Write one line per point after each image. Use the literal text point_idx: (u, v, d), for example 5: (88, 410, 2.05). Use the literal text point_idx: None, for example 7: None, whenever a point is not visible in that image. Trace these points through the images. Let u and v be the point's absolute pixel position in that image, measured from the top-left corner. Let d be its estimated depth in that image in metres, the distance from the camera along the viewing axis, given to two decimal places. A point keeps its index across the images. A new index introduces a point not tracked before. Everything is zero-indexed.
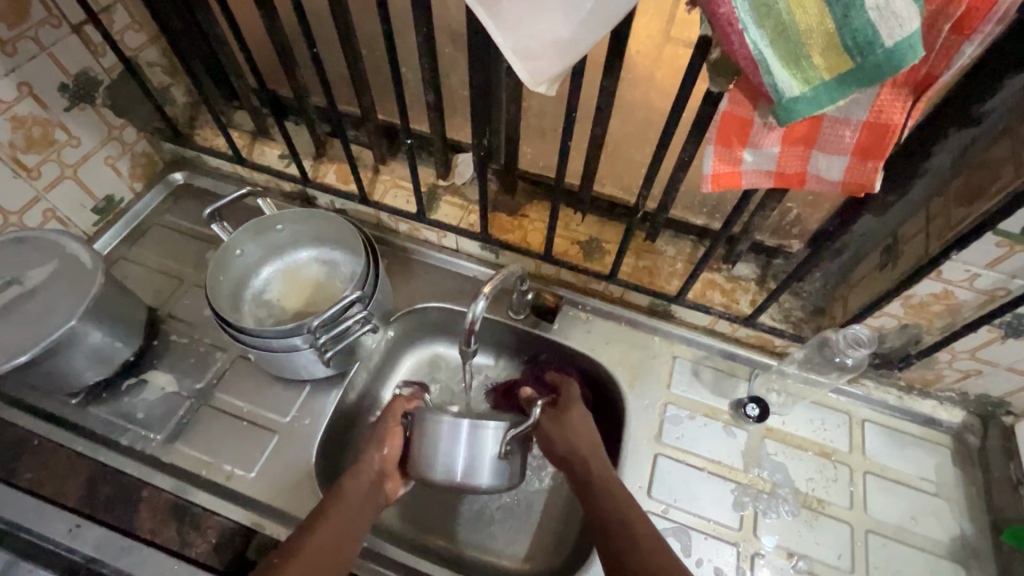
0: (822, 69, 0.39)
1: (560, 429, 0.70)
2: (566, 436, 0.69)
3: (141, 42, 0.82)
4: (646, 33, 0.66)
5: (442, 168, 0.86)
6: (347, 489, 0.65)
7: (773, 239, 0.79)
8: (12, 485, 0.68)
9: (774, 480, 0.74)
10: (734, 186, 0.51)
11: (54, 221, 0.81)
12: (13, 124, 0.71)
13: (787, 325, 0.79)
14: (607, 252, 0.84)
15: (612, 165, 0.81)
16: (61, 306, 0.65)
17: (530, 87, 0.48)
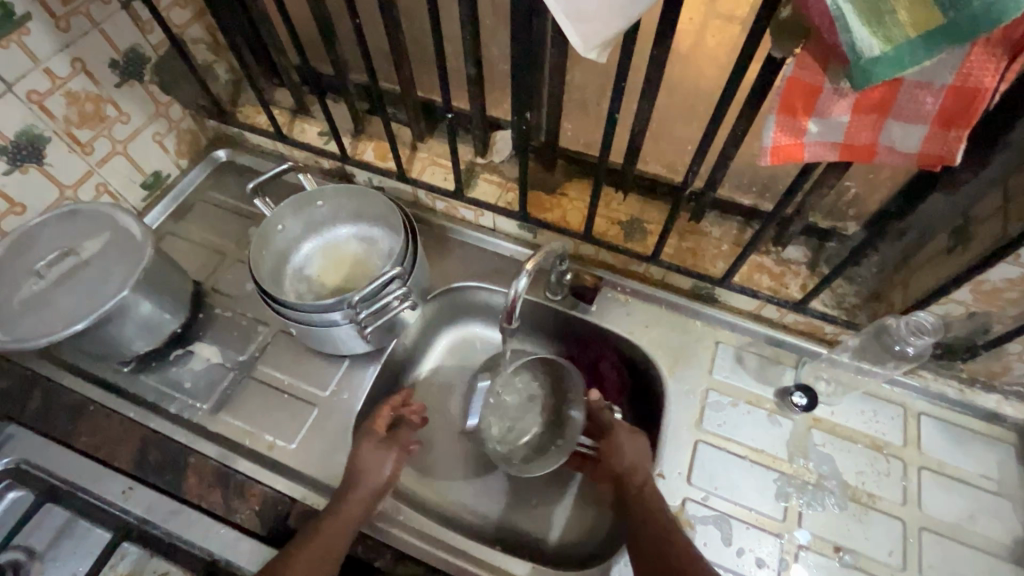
0: (908, 26, 0.36)
1: (630, 448, 0.69)
2: (627, 454, 0.69)
3: (186, 19, 0.83)
4: None
5: (480, 145, 0.85)
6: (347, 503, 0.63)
7: (827, 221, 0.75)
8: (70, 447, 0.71)
9: (820, 471, 0.71)
10: (796, 158, 0.48)
11: (106, 195, 0.84)
12: (67, 99, 0.73)
13: (840, 311, 0.75)
14: (649, 233, 0.81)
15: (657, 142, 0.77)
16: (114, 277, 0.67)
17: (581, 52, 0.46)
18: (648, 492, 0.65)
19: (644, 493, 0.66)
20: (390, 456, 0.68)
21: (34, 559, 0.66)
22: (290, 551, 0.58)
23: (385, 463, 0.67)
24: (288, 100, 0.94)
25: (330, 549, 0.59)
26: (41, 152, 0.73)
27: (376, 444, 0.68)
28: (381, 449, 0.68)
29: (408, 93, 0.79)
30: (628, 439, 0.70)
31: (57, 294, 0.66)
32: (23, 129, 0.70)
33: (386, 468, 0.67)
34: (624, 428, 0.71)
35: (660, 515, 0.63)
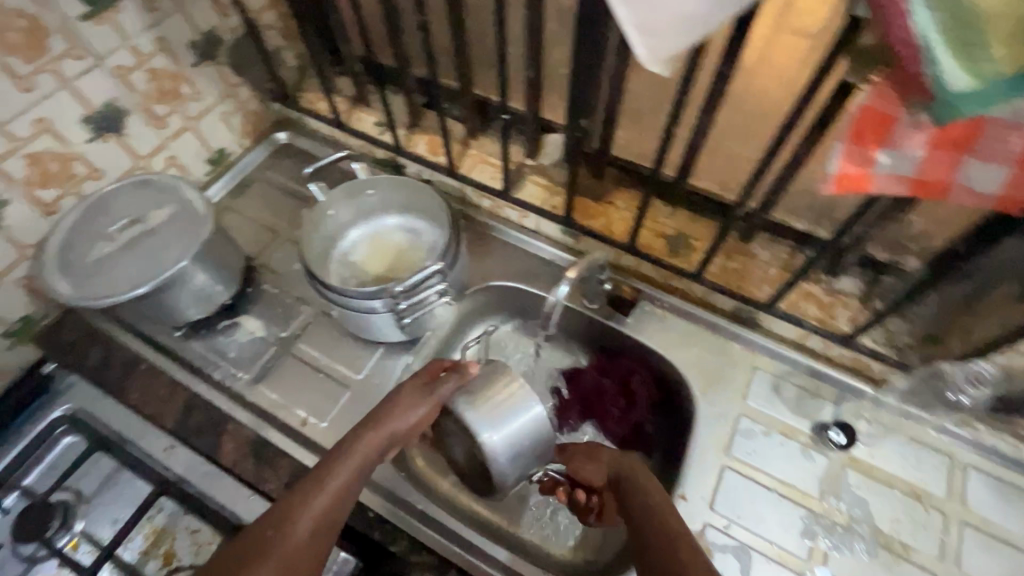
0: (1003, 62, 0.34)
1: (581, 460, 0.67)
2: (591, 467, 0.66)
3: (262, 4, 0.86)
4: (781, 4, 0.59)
5: (530, 147, 0.85)
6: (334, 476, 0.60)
7: (886, 254, 0.71)
8: (122, 401, 0.75)
9: (852, 514, 0.68)
10: (862, 189, 0.47)
11: (174, 167, 0.88)
12: (149, 75, 0.78)
13: (891, 350, 0.72)
14: (694, 249, 0.80)
15: (712, 157, 0.75)
16: (176, 247, 0.71)
17: (645, 65, 0.45)
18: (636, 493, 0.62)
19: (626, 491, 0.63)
20: (420, 408, 0.64)
21: (81, 502, 0.71)
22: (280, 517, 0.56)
23: (412, 413, 0.64)
24: (348, 88, 0.96)
25: (339, 497, 0.59)
26: (121, 123, 0.77)
27: (413, 389, 0.65)
28: (416, 394, 0.64)
29: (465, 91, 0.80)
30: (587, 453, 0.67)
31: (124, 258, 0.70)
32: (107, 101, 0.74)
33: (415, 413, 0.63)
34: (578, 448, 0.68)
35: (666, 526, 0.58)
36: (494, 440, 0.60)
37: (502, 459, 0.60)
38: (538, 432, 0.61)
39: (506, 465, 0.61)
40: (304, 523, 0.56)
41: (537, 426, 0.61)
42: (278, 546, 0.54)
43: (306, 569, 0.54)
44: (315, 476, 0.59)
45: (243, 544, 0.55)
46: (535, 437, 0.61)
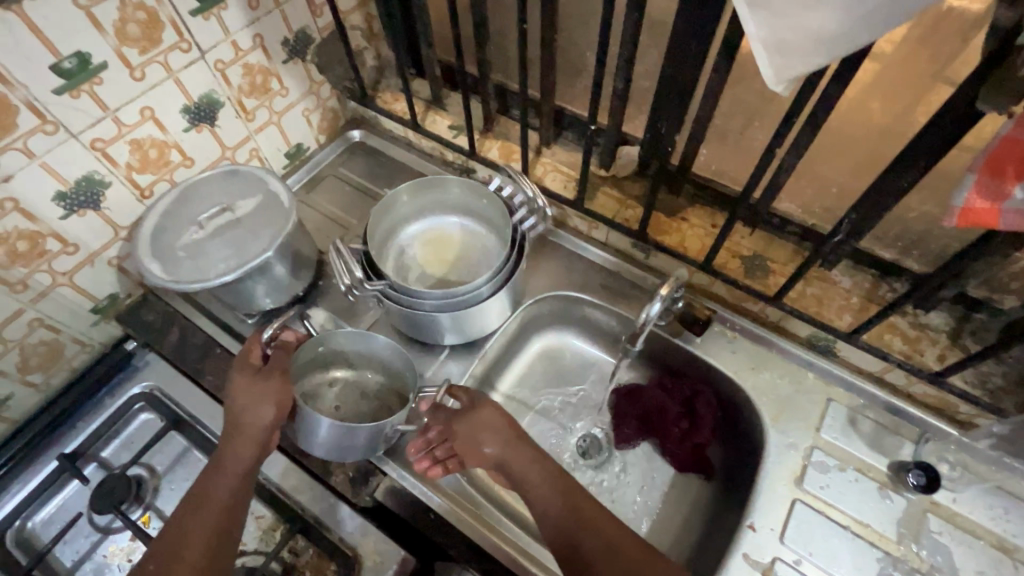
0: None
1: (463, 433, 0.63)
2: (480, 443, 0.62)
3: (352, 6, 0.89)
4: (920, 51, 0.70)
5: (606, 159, 0.84)
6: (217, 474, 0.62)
7: (981, 290, 0.69)
8: (197, 383, 0.78)
9: (933, 561, 0.65)
10: (989, 226, 0.44)
11: (256, 160, 0.91)
12: (244, 70, 0.80)
13: (982, 393, 0.68)
14: (772, 272, 0.77)
15: (800, 179, 0.76)
16: (261, 238, 0.73)
17: (769, 84, 0.44)
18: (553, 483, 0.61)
19: (528, 483, 0.61)
20: (272, 386, 0.64)
21: (154, 477, 0.74)
22: (178, 530, 0.59)
23: (268, 399, 0.63)
24: (425, 91, 0.98)
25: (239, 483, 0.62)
26: (214, 114, 0.80)
27: (255, 376, 0.65)
28: (263, 382, 0.64)
29: (546, 99, 0.80)
30: (472, 428, 0.62)
31: (212, 245, 0.73)
32: (205, 93, 0.77)
33: (274, 397, 0.64)
34: (462, 428, 0.63)
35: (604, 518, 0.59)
36: (326, 454, 0.66)
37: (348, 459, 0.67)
38: (350, 440, 0.63)
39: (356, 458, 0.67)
40: (207, 520, 0.59)
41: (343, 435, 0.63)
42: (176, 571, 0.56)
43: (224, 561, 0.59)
44: (192, 495, 0.61)
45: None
46: (352, 441, 0.63)
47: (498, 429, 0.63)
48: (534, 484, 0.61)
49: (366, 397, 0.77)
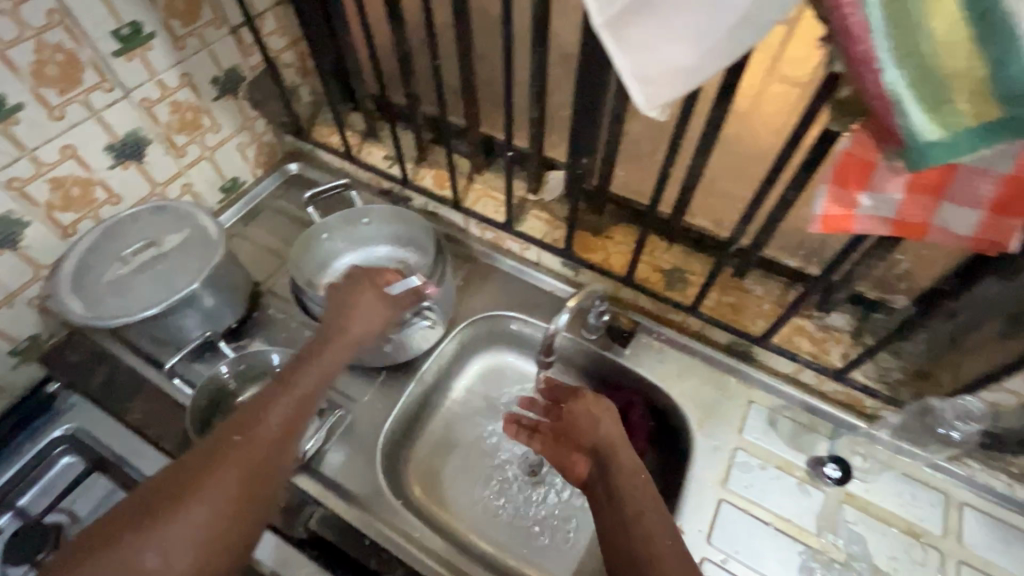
0: (966, 115, 0.37)
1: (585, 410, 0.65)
2: (598, 428, 0.63)
3: (282, 45, 0.92)
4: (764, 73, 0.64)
5: (533, 183, 0.88)
6: (303, 371, 0.64)
7: (874, 292, 0.73)
8: (124, 422, 0.76)
9: (849, 550, 0.68)
10: (846, 229, 0.49)
11: (189, 194, 0.91)
12: (172, 108, 0.82)
13: (882, 386, 0.73)
14: (690, 283, 0.82)
15: (708, 197, 0.79)
16: (190, 269, 0.74)
17: (642, 111, 0.48)
18: (627, 482, 0.58)
19: (624, 483, 0.59)
20: (376, 306, 0.71)
21: (75, 523, 0.71)
22: (254, 412, 0.60)
23: (369, 310, 0.71)
24: (360, 124, 1.01)
25: (320, 381, 0.65)
26: (142, 151, 0.81)
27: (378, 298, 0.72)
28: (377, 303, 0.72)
29: (471, 129, 0.84)
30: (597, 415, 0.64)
31: (138, 280, 0.73)
32: (131, 130, 0.78)
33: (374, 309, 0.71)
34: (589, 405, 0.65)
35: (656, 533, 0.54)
36: None
37: None
38: None
39: None
40: (273, 418, 0.60)
41: None
42: (236, 452, 0.57)
43: (277, 458, 0.59)
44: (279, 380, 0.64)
45: (193, 457, 0.56)
46: None
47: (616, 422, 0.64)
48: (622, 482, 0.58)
49: None
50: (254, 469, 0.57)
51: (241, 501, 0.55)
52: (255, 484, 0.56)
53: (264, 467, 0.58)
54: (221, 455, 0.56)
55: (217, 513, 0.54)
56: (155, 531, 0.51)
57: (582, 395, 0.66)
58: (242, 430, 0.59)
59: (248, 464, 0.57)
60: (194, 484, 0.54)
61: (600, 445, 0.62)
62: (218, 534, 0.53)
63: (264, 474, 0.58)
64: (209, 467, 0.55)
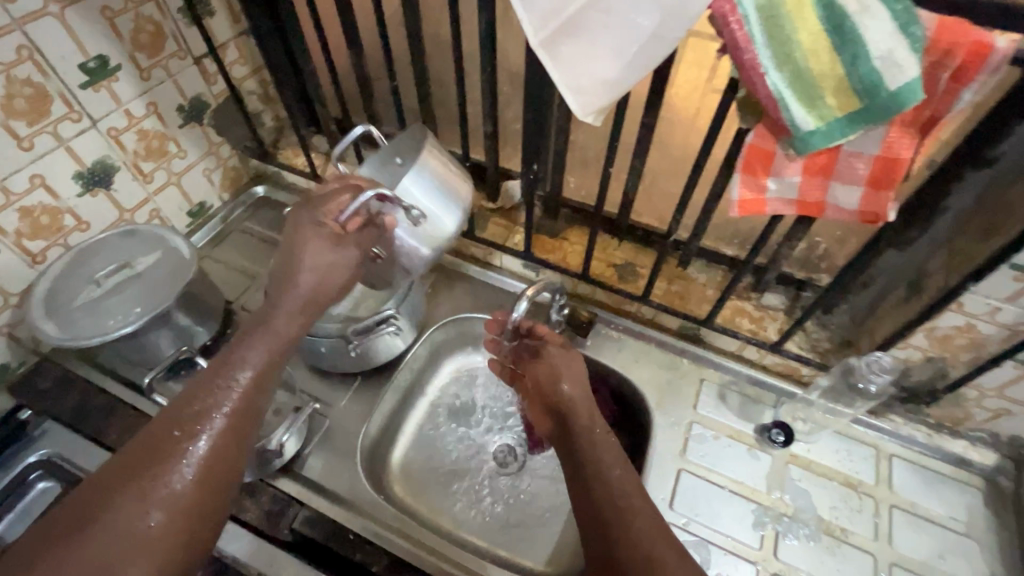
0: (835, 107, 0.46)
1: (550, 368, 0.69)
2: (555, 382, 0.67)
3: (244, 74, 0.96)
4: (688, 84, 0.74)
5: (492, 192, 0.95)
6: (253, 347, 0.58)
7: (801, 272, 0.83)
8: (101, 443, 0.77)
9: (796, 504, 0.75)
10: (759, 211, 0.57)
11: (157, 219, 0.94)
12: (138, 136, 0.85)
13: (814, 354, 0.82)
14: (640, 275, 0.90)
15: (650, 196, 0.88)
16: (163, 288, 0.76)
17: (579, 116, 0.55)
18: (592, 437, 0.62)
19: (586, 433, 0.62)
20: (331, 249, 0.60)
21: None
22: (200, 403, 0.54)
23: (324, 256, 0.59)
24: (324, 145, 1.05)
25: (272, 357, 0.58)
26: (110, 178, 0.83)
27: (331, 241, 0.60)
28: (330, 245, 0.60)
29: None
30: (557, 369, 0.68)
31: (110, 301, 0.75)
32: (99, 158, 0.81)
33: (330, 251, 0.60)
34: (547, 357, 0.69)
35: (610, 480, 0.58)
36: None
37: None
38: None
39: None
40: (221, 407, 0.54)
41: None
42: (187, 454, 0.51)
43: (236, 452, 0.54)
44: (222, 361, 0.57)
45: (126, 459, 0.51)
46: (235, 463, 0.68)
47: (576, 380, 0.67)
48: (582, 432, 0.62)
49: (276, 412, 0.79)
50: (211, 466, 0.52)
51: (194, 500, 0.51)
52: (210, 481, 0.52)
53: (222, 463, 0.53)
54: (157, 457, 0.51)
55: (171, 517, 0.49)
56: (91, 545, 0.46)
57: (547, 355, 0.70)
58: (185, 427, 0.52)
59: (204, 464, 0.52)
60: (135, 488, 0.49)
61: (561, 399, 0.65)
62: (170, 541, 0.49)
63: (223, 470, 0.53)
64: (143, 475, 0.49)
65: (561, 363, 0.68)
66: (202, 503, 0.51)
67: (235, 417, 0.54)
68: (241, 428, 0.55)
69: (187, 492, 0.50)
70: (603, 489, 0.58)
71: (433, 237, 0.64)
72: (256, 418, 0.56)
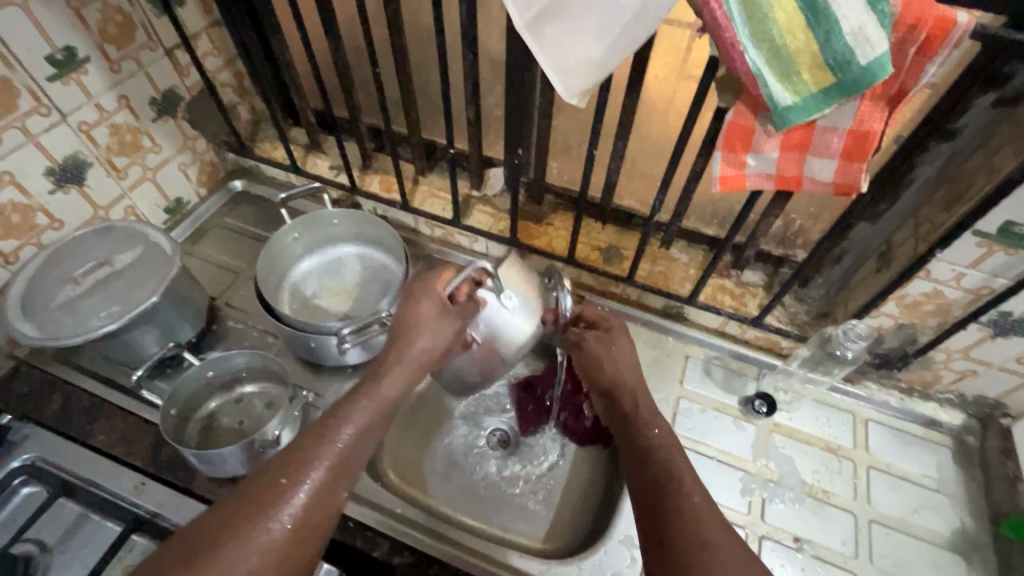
0: (810, 83, 0.48)
1: (601, 353, 0.71)
2: (608, 368, 0.70)
3: (218, 65, 0.94)
4: (664, 66, 0.76)
5: (476, 180, 0.95)
6: (365, 399, 0.61)
7: (778, 249, 0.86)
8: (86, 445, 0.75)
9: (780, 470, 0.79)
10: (740, 187, 0.60)
11: (132, 217, 0.91)
12: (111, 130, 0.82)
13: (793, 327, 0.85)
14: (625, 258, 0.91)
15: (631, 180, 0.89)
16: (146, 284, 0.75)
17: (564, 99, 0.56)
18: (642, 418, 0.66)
19: (636, 407, 0.67)
20: (445, 322, 0.65)
21: (45, 552, 0.70)
22: (306, 452, 0.56)
23: (439, 326, 0.65)
24: (302, 138, 1.04)
25: (377, 413, 0.61)
26: (82, 175, 0.81)
27: (439, 311, 0.65)
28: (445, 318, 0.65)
29: (413, 132, 0.90)
30: (604, 351, 0.70)
31: (92, 299, 0.73)
32: (70, 154, 0.78)
33: (447, 319, 0.65)
34: (590, 338, 0.72)
35: (667, 451, 0.61)
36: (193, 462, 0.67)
37: (206, 465, 0.68)
38: (228, 455, 0.67)
39: (214, 465, 0.68)
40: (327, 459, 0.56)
41: (226, 452, 0.67)
42: (289, 504, 0.52)
43: (331, 508, 0.55)
44: (332, 414, 0.59)
45: (241, 501, 0.52)
46: (230, 457, 0.68)
47: (628, 364, 0.70)
48: (641, 418, 0.66)
49: (268, 404, 0.79)
50: (311, 519, 0.53)
51: (286, 553, 0.51)
52: (304, 534, 0.53)
53: (316, 518, 0.54)
54: (261, 503, 0.52)
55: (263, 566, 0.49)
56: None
57: (595, 334, 0.72)
58: (290, 474, 0.54)
59: (303, 514, 0.53)
60: (236, 533, 0.50)
61: (612, 382, 0.69)
62: None
63: (315, 527, 0.54)
64: (245, 520, 0.50)
65: (613, 349, 0.70)
66: (294, 556, 0.52)
67: (338, 470, 0.56)
68: (339, 485, 0.56)
69: (283, 543, 0.51)
70: (665, 460, 0.60)
71: (515, 326, 0.68)
72: (354, 473, 0.58)
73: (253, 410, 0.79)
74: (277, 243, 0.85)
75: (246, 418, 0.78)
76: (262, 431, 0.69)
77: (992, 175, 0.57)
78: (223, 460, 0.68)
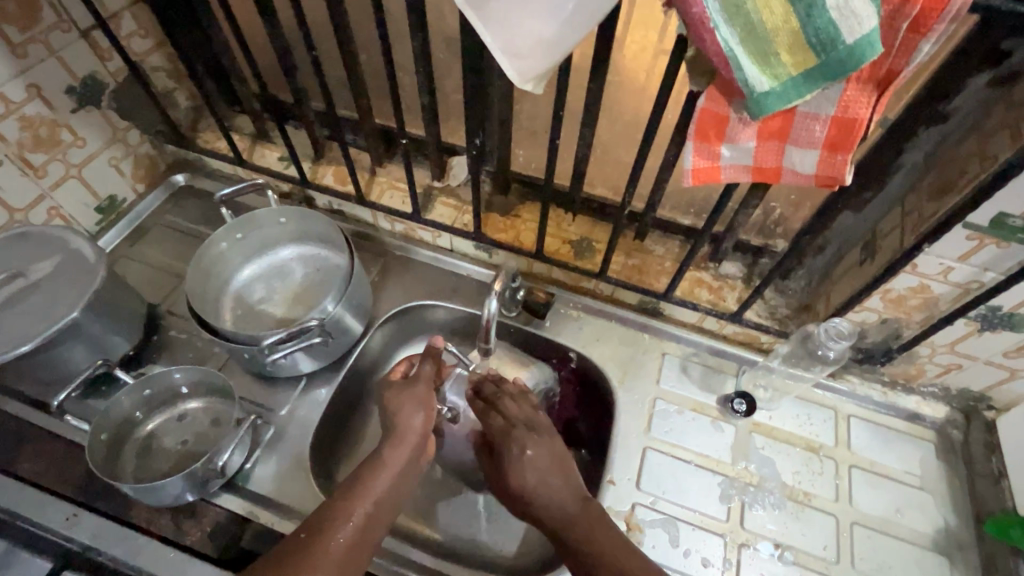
0: (789, 65, 0.42)
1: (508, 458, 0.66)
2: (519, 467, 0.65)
3: (147, 47, 0.85)
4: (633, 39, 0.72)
5: (437, 170, 0.88)
6: (387, 462, 0.62)
7: (758, 238, 0.81)
8: (11, 475, 0.69)
9: (761, 473, 0.75)
10: (714, 180, 0.54)
11: (58, 219, 0.83)
12: (22, 124, 0.74)
13: (773, 321, 0.81)
14: (598, 251, 0.86)
15: (602, 167, 0.83)
16: (67, 297, 0.68)
17: (517, 84, 0.50)
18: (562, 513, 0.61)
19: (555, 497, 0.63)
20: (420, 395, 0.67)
21: None
22: (329, 513, 0.57)
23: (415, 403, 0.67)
24: (248, 126, 0.96)
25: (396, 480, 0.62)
26: None
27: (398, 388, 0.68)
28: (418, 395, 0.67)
29: (365, 119, 0.82)
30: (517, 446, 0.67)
31: (7, 316, 0.66)
32: None
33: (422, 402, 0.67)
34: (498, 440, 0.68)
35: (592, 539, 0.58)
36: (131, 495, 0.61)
37: (146, 497, 0.62)
38: (168, 486, 0.61)
39: (156, 497, 0.62)
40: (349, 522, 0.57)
41: (165, 484, 0.61)
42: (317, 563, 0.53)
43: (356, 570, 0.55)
44: (352, 480, 0.61)
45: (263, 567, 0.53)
46: (172, 488, 0.62)
47: (541, 458, 0.66)
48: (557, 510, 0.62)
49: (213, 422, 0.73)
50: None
51: None
52: None
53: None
54: (287, 562, 0.53)
55: None
56: None
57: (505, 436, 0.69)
58: (309, 531, 0.56)
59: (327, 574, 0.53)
60: None
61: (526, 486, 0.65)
62: None
63: None
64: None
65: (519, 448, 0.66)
66: None
67: (359, 531, 0.57)
68: (361, 547, 0.57)
69: None
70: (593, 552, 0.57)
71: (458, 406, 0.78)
72: (377, 535, 0.59)
73: (196, 429, 0.73)
74: (210, 253, 0.79)
75: (188, 437, 0.72)
76: (209, 460, 0.63)
77: (986, 164, 0.52)
78: (165, 493, 0.62)
